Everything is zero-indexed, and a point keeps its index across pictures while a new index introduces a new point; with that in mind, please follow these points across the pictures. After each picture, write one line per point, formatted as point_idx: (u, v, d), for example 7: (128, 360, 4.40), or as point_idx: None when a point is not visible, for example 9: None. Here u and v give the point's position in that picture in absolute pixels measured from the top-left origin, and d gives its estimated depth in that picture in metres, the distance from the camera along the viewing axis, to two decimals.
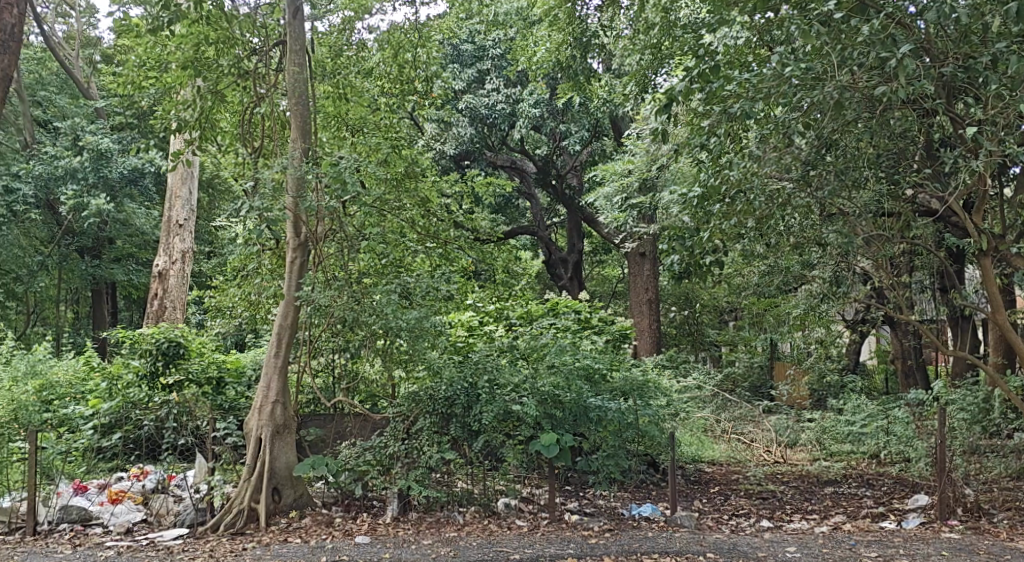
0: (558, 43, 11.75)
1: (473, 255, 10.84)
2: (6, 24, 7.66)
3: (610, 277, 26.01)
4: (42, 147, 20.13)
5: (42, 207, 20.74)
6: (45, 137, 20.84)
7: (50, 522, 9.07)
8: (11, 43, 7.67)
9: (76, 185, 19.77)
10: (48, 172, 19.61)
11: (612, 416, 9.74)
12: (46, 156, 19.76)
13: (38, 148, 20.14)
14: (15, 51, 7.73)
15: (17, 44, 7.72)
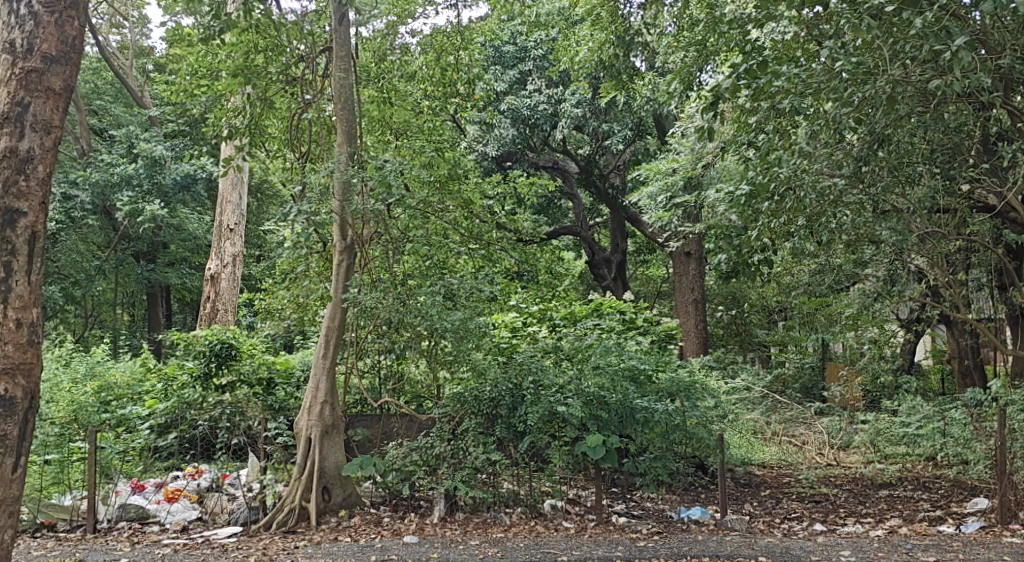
0: (601, 41, 11.63)
1: (516, 256, 10.73)
2: (67, 35, 6.25)
3: (654, 277, 25.85)
4: (99, 155, 20.53)
5: (99, 213, 20.74)
6: (100, 145, 21.28)
7: (109, 519, 9.25)
8: (71, 54, 6.27)
9: (131, 191, 19.98)
10: (104, 179, 19.77)
11: (660, 417, 9.57)
12: (102, 164, 20.09)
13: (95, 155, 20.52)
14: (76, 66, 6.32)
15: (77, 58, 6.33)
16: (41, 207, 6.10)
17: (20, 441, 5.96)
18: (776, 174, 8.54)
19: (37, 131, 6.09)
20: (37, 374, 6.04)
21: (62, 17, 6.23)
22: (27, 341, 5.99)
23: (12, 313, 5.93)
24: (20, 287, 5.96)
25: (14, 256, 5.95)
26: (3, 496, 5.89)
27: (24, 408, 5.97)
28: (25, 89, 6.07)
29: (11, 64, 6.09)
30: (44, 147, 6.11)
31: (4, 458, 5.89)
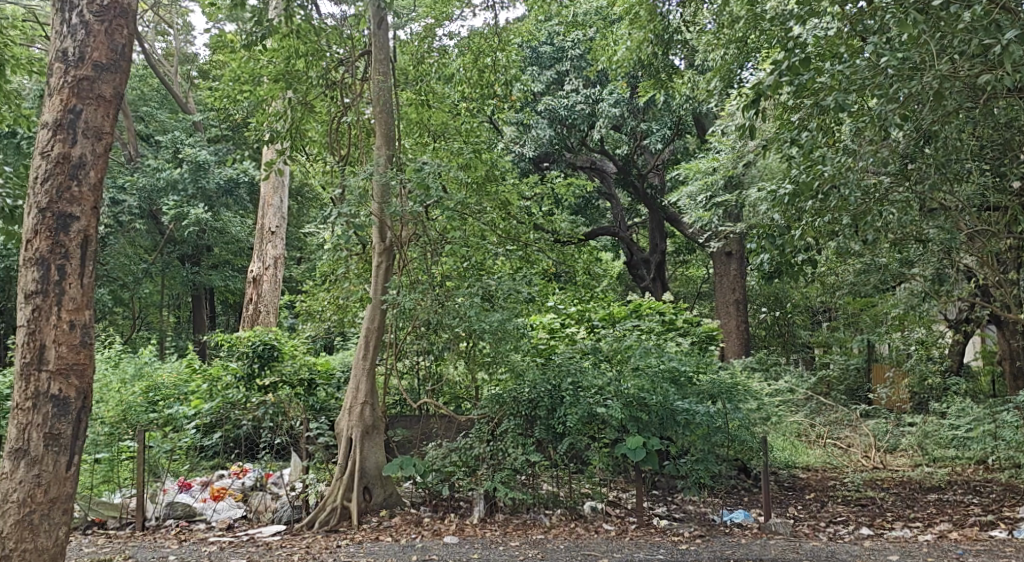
0: (639, 40, 11.40)
1: (553, 256, 10.70)
2: (116, 44, 6.31)
3: (695, 277, 25.68)
4: (146, 160, 20.88)
5: (145, 216, 21.13)
6: (147, 151, 21.64)
7: (157, 517, 9.29)
8: (121, 62, 6.34)
9: (176, 195, 20.28)
10: (151, 184, 20.17)
11: (701, 419, 9.48)
12: (149, 169, 20.45)
13: (141, 161, 20.92)
14: (126, 74, 6.39)
15: (126, 66, 6.39)
16: (93, 212, 6.18)
17: (74, 440, 6.03)
18: (820, 171, 8.32)
19: (89, 138, 6.16)
20: (89, 374, 6.10)
21: (112, 26, 6.29)
22: (80, 342, 6.06)
23: (65, 315, 6.00)
24: (72, 289, 6.03)
25: (68, 259, 6.03)
26: (57, 494, 5.97)
27: (77, 408, 6.03)
28: (77, 96, 6.15)
29: (63, 72, 6.16)
30: (96, 153, 6.18)
31: (58, 457, 5.96)
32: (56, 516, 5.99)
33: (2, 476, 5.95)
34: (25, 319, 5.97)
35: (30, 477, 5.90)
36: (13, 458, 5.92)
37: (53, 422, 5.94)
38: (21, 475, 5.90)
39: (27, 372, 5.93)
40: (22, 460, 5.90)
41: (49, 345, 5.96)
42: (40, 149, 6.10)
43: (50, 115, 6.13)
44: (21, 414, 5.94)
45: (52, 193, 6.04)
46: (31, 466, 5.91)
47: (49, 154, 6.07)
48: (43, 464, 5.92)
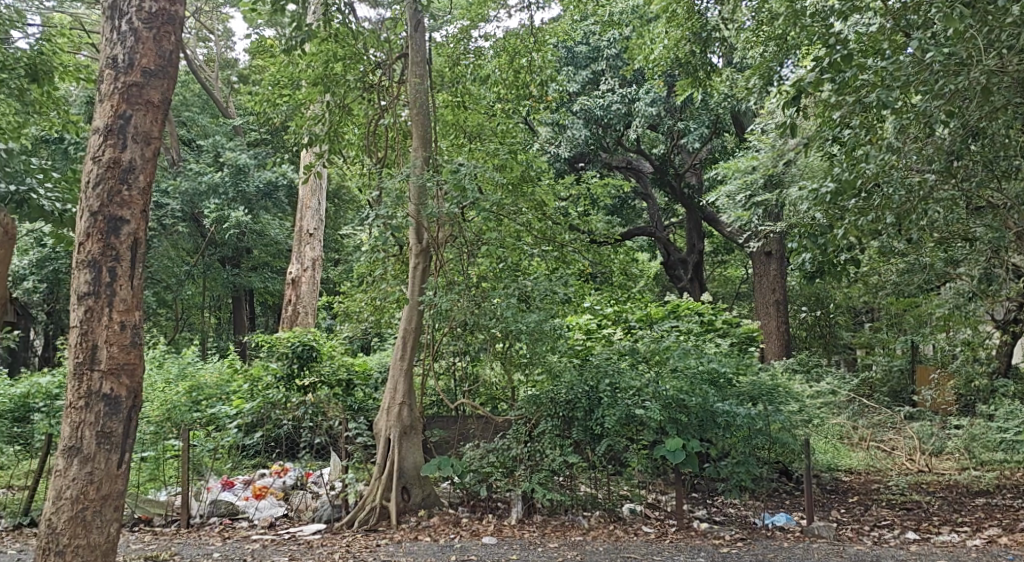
0: (676, 38, 11.40)
1: (590, 258, 10.63)
2: (164, 50, 6.37)
3: (733, 277, 25.45)
4: (187, 164, 21.17)
5: (188, 219, 21.43)
6: (188, 155, 21.92)
7: (201, 516, 9.43)
8: (169, 68, 6.40)
9: (218, 198, 20.53)
10: (193, 187, 20.44)
11: (742, 421, 9.33)
12: (191, 173, 20.73)
13: (183, 165, 21.22)
14: (173, 80, 6.46)
15: (174, 72, 6.45)
16: (143, 215, 6.24)
17: (125, 439, 6.09)
18: (863, 170, 8.21)
19: (139, 143, 6.22)
20: (139, 373, 6.16)
21: (159, 32, 6.35)
22: (130, 342, 6.12)
23: (116, 315, 6.08)
24: (123, 290, 6.10)
25: (119, 261, 6.10)
26: (109, 491, 6.03)
27: (128, 407, 6.10)
28: (127, 102, 6.22)
29: (113, 79, 6.23)
30: (145, 158, 6.25)
31: (109, 454, 6.03)
32: (107, 512, 6.05)
33: (56, 474, 6.02)
34: (78, 321, 6.04)
35: (83, 475, 5.97)
36: (66, 456, 5.99)
37: (105, 420, 6.01)
38: (74, 472, 5.97)
39: (80, 372, 6.00)
40: (75, 457, 5.98)
41: (100, 345, 6.02)
42: (91, 154, 6.17)
43: (101, 120, 6.20)
44: (74, 412, 6.01)
45: (103, 197, 6.11)
46: (84, 464, 5.98)
47: (101, 159, 6.15)
48: (95, 461, 5.99)
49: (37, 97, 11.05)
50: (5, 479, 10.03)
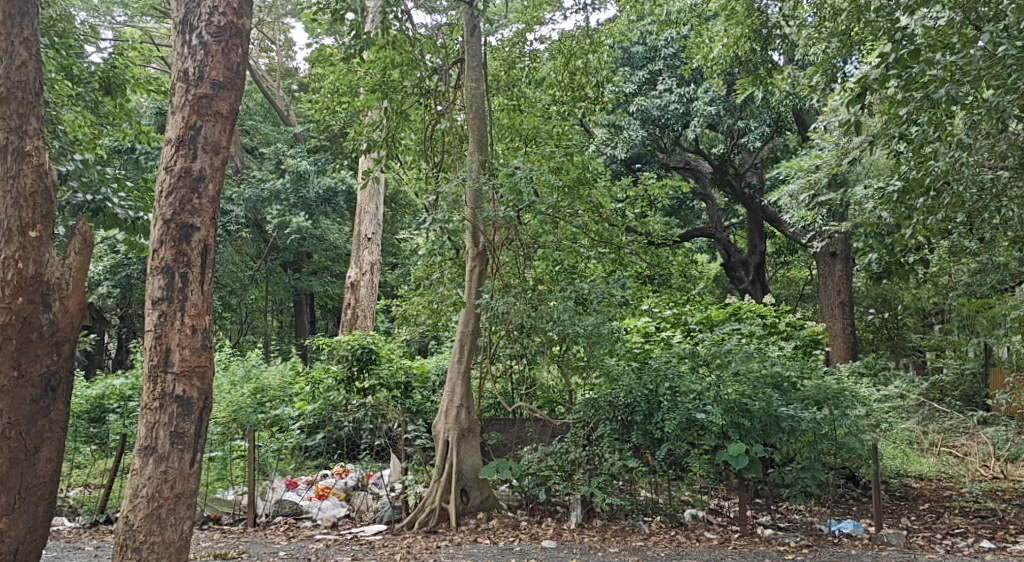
0: (736, 37, 11.22)
1: (648, 259, 10.51)
2: (232, 63, 6.47)
3: (796, 279, 25.03)
4: (251, 172, 21.63)
5: (251, 225, 21.83)
6: (251, 163, 22.33)
7: (267, 514, 9.66)
8: (236, 79, 6.49)
9: (280, 205, 20.91)
10: (256, 194, 20.85)
11: (807, 426, 9.13)
12: (254, 180, 21.21)
13: (246, 173, 21.66)
14: (240, 91, 6.55)
15: (241, 84, 6.54)
16: (212, 223, 6.33)
17: (197, 439, 6.18)
18: (933, 167, 7.94)
19: (208, 152, 6.32)
20: (210, 376, 6.24)
21: (228, 45, 6.46)
22: (201, 345, 6.20)
23: (188, 319, 6.17)
24: (194, 295, 6.19)
25: (190, 267, 6.20)
26: (182, 490, 6.11)
27: (199, 408, 6.18)
28: (197, 113, 6.32)
29: (184, 91, 6.35)
30: (214, 167, 6.34)
31: (183, 454, 6.12)
32: (181, 510, 6.12)
33: (132, 472, 6.12)
34: (152, 324, 6.15)
35: (157, 473, 6.06)
36: (141, 455, 6.09)
37: (178, 421, 6.10)
38: (150, 471, 6.07)
39: (153, 374, 6.11)
40: (150, 457, 6.08)
41: (173, 348, 6.12)
42: (164, 164, 6.29)
43: (172, 132, 6.32)
44: (149, 413, 6.12)
45: (176, 206, 6.21)
46: (158, 463, 6.07)
47: (172, 169, 6.26)
48: (169, 460, 6.08)
49: (109, 108, 11.34)
50: (82, 478, 10.32)
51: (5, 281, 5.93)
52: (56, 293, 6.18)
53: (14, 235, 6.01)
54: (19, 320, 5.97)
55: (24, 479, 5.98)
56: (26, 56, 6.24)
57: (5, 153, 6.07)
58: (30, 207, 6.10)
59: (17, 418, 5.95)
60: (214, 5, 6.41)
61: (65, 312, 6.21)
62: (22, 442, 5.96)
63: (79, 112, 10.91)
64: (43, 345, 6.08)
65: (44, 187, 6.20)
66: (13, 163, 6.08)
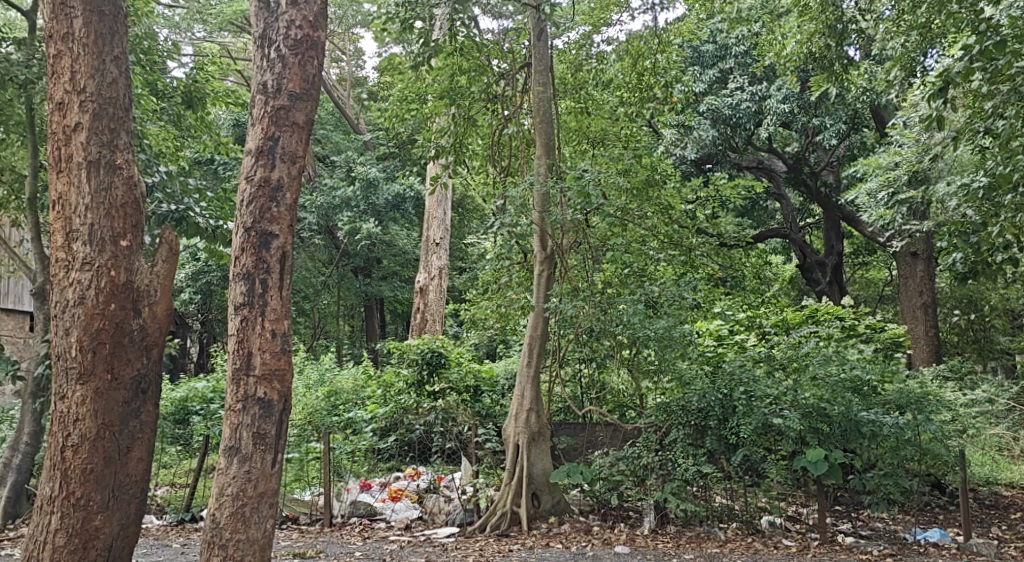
0: (809, 32, 10.96)
1: (720, 261, 10.32)
2: (309, 74, 6.56)
3: (876, 279, 24.38)
4: (323, 180, 22.01)
5: (323, 232, 22.20)
6: (323, 171, 22.72)
7: (343, 515, 9.87)
8: (312, 90, 6.57)
9: (350, 211, 21.22)
10: (327, 202, 21.30)
11: (889, 431, 8.87)
12: (326, 188, 21.57)
13: (319, 181, 22.06)
14: (317, 102, 6.63)
15: (318, 94, 6.63)
16: (290, 230, 6.42)
17: (278, 440, 6.26)
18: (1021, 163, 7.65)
19: (286, 162, 6.42)
20: (290, 379, 6.32)
21: (305, 57, 6.54)
22: (280, 349, 6.28)
23: (267, 324, 6.26)
24: (274, 300, 6.29)
25: (269, 273, 6.29)
26: (265, 489, 6.20)
27: (280, 410, 6.27)
28: (275, 124, 6.42)
29: (263, 103, 6.46)
30: (292, 176, 6.43)
31: (265, 454, 6.21)
32: (264, 509, 6.21)
33: (217, 472, 6.24)
34: (234, 329, 6.28)
35: (241, 473, 6.17)
36: (226, 455, 6.21)
37: (259, 422, 6.20)
38: (234, 470, 6.18)
39: (236, 377, 6.22)
40: (235, 456, 6.19)
41: (254, 352, 6.22)
42: (244, 174, 6.40)
43: (252, 143, 6.43)
44: (232, 415, 6.23)
45: (255, 214, 6.32)
46: (242, 462, 6.18)
47: (252, 179, 6.36)
48: (252, 460, 6.18)
49: (191, 122, 11.60)
50: (168, 477, 10.62)
51: (99, 289, 6.12)
52: (145, 299, 6.30)
53: (107, 245, 6.19)
54: (112, 325, 6.13)
55: (117, 478, 6.14)
56: (117, 73, 6.40)
57: (98, 166, 6.25)
58: (121, 218, 6.28)
59: (110, 420, 6.11)
60: (292, 18, 6.52)
61: (153, 318, 6.31)
62: (115, 442, 6.12)
63: (162, 126, 11.19)
64: (133, 349, 6.20)
65: (134, 198, 6.38)
66: (105, 175, 6.27)
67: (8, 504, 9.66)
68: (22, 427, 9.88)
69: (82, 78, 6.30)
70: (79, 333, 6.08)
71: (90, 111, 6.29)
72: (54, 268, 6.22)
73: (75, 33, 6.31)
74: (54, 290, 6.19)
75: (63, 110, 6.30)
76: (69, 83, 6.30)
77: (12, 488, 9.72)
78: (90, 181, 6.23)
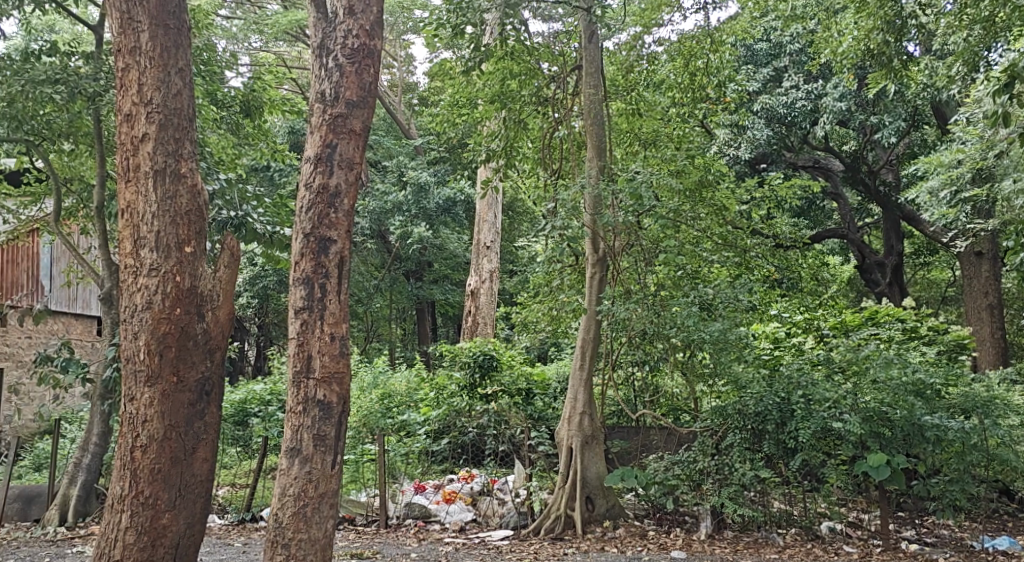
0: (867, 28, 10.66)
1: (776, 262, 10.19)
2: (366, 81, 6.61)
3: (937, 281, 23.87)
4: (375, 185, 22.20)
5: (375, 236, 22.40)
6: (375, 176, 22.89)
7: (398, 516, 9.82)
8: (369, 98, 6.63)
9: (402, 216, 21.38)
10: (380, 207, 21.55)
11: (954, 436, 8.57)
12: (378, 193, 21.78)
13: (371, 186, 22.24)
14: (373, 109, 6.68)
15: (374, 101, 6.68)
16: (348, 236, 6.48)
17: (337, 442, 6.32)
18: None
19: (343, 168, 6.48)
20: (349, 382, 6.37)
21: (361, 66, 6.60)
22: (339, 352, 6.34)
23: (326, 327, 6.32)
24: (333, 304, 6.35)
25: (328, 277, 6.36)
26: (325, 490, 6.26)
27: (339, 413, 6.33)
28: (333, 132, 6.49)
29: (322, 111, 6.53)
30: (349, 182, 6.49)
31: (325, 455, 6.27)
32: (325, 509, 6.27)
33: (280, 472, 6.33)
34: (294, 333, 6.35)
35: (303, 474, 6.24)
36: (288, 456, 6.28)
37: (320, 425, 6.27)
38: (296, 471, 6.25)
39: (297, 379, 6.30)
40: (296, 457, 6.26)
41: (314, 355, 6.30)
42: (303, 181, 6.48)
43: (311, 150, 6.51)
44: (294, 416, 6.31)
45: (314, 220, 6.39)
46: (304, 463, 6.25)
47: (311, 186, 6.44)
48: (313, 461, 6.25)
49: (249, 130, 11.83)
50: (229, 477, 10.80)
51: (165, 294, 6.23)
52: (209, 304, 6.43)
53: (173, 251, 6.31)
54: (178, 329, 6.24)
55: (183, 478, 6.26)
56: (181, 85, 6.53)
57: (163, 175, 6.38)
58: (185, 226, 6.40)
59: (176, 421, 6.22)
60: (349, 27, 6.59)
61: (216, 322, 6.46)
62: (181, 443, 6.23)
63: (222, 135, 11.41)
64: (198, 352, 6.33)
65: (198, 206, 6.50)
66: (171, 184, 6.39)
67: (78, 503, 9.89)
68: (91, 428, 10.15)
69: (149, 90, 6.42)
70: (147, 337, 6.19)
71: (156, 122, 6.42)
72: (122, 274, 6.35)
73: (142, 47, 6.44)
74: (122, 295, 6.32)
75: (131, 122, 6.44)
76: (136, 95, 6.43)
77: (82, 487, 9.95)
78: (156, 190, 6.36)
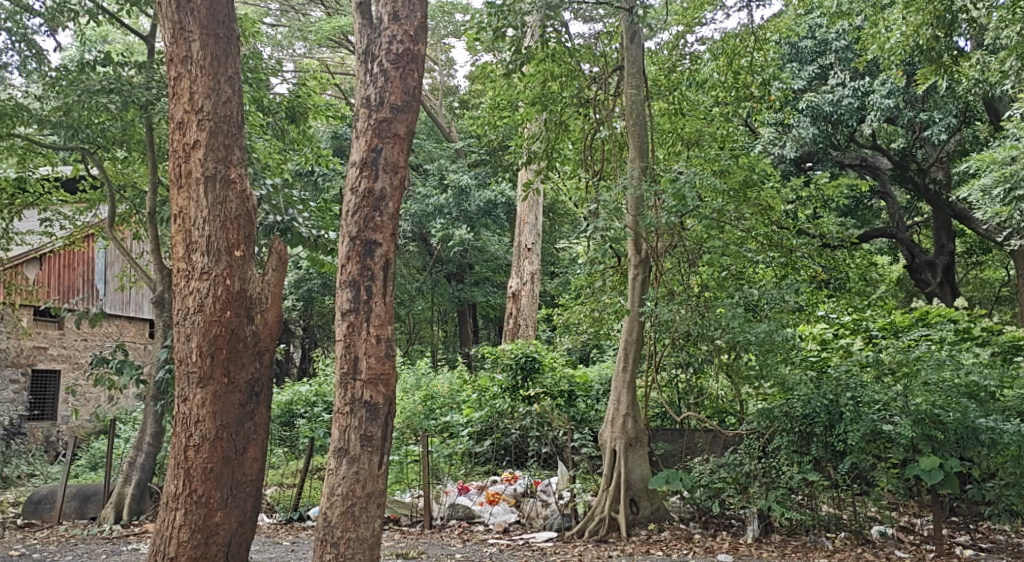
0: (916, 24, 10.48)
1: (823, 262, 10.01)
2: (410, 86, 6.64)
3: (989, 280, 23.36)
4: (416, 188, 22.28)
5: (416, 239, 22.52)
6: (416, 179, 22.97)
7: (442, 517, 9.88)
8: (413, 102, 6.66)
9: (443, 219, 21.45)
10: (421, 209, 21.62)
11: (1010, 439, 8.34)
12: (419, 196, 21.85)
13: (412, 189, 22.34)
14: (417, 113, 6.71)
15: (419, 105, 6.71)
16: (393, 239, 6.51)
17: (384, 442, 6.35)
18: None
19: (388, 172, 6.51)
20: (394, 383, 6.40)
21: (406, 71, 6.63)
22: (385, 353, 6.37)
23: (373, 329, 6.36)
24: (379, 306, 6.39)
25: (374, 280, 6.40)
26: (373, 489, 6.30)
27: (385, 414, 6.36)
28: (378, 136, 6.53)
29: (367, 116, 6.58)
30: (394, 186, 6.52)
31: (372, 455, 6.31)
32: (372, 509, 6.31)
33: (328, 472, 6.37)
34: (341, 334, 6.40)
35: (351, 474, 6.28)
36: (336, 456, 6.33)
37: (367, 425, 6.30)
38: (344, 471, 6.29)
39: (344, 381, 6.34)
40: (344, 458, 6.30)
41: (361, 356, 6.33)
42: (349, 185, 6.54)
43: (356, 154, 6.56)
44: (341, 417, 6.35)
45: (360, 223, 6.44)
46: (351, 464, 6.29)
47: (357, 190, 6.49)
48: (360, 461, 6.29)
49: (294, 135, 11.93)
50: (277, 477, 10.91)
51: (216, 296, 6.32)
52: (258, 307, 6.50)
53: (223, 255, 6.40)
54: (228, 331, 6.32)
55: (234, 477, 6.34)
56: (231, 92, 6.61)
57: (214, 181, 6.47)
58: (235, 230, 6.49)
59: (227, 421, 6.30)
60: (393, 33, 6.63)
61: (265, 324, 6.52)
62: (232, 442, 6.32)
63: (267, 140, 11.55)
64: (247, 354, 6.41)
65: (247, 211, 6.59)
66: (221, 190, 6.48)
67: (132, 501, 10.05)
68: (145, 428, 10.32)
69: (199, 98, 6.52)
70: (198, 339, 6.28)
71: (207, 129, 6.51)
72: (174, 277, 6.44)
73: (193, 56, 6.53)
74: (175, 298, 6.42)
75: (183, 129, 6.53)
76: (187, 103, 6.53)
77: (136, 486, 10.10)
78: (206, 196, 6.45)
